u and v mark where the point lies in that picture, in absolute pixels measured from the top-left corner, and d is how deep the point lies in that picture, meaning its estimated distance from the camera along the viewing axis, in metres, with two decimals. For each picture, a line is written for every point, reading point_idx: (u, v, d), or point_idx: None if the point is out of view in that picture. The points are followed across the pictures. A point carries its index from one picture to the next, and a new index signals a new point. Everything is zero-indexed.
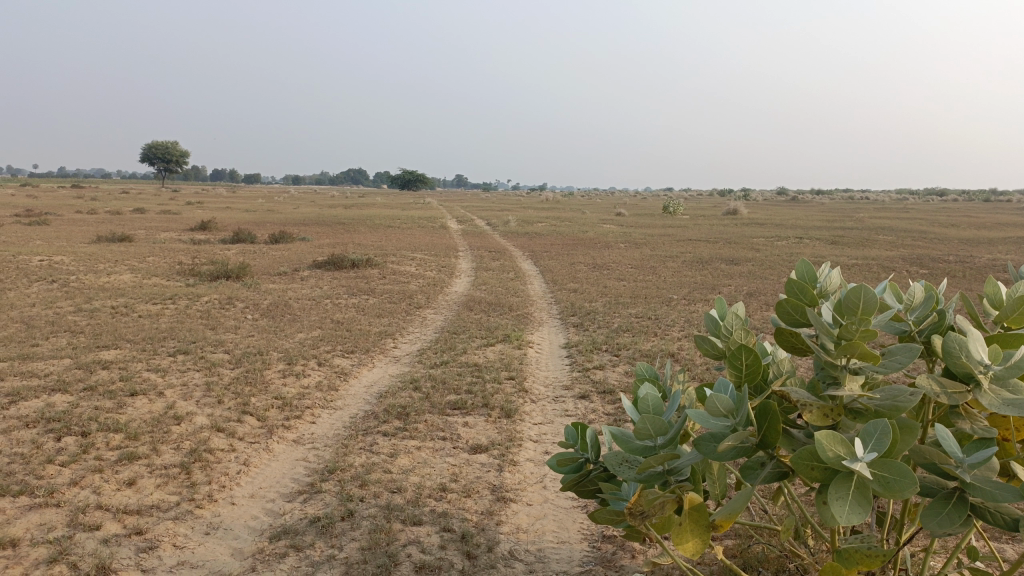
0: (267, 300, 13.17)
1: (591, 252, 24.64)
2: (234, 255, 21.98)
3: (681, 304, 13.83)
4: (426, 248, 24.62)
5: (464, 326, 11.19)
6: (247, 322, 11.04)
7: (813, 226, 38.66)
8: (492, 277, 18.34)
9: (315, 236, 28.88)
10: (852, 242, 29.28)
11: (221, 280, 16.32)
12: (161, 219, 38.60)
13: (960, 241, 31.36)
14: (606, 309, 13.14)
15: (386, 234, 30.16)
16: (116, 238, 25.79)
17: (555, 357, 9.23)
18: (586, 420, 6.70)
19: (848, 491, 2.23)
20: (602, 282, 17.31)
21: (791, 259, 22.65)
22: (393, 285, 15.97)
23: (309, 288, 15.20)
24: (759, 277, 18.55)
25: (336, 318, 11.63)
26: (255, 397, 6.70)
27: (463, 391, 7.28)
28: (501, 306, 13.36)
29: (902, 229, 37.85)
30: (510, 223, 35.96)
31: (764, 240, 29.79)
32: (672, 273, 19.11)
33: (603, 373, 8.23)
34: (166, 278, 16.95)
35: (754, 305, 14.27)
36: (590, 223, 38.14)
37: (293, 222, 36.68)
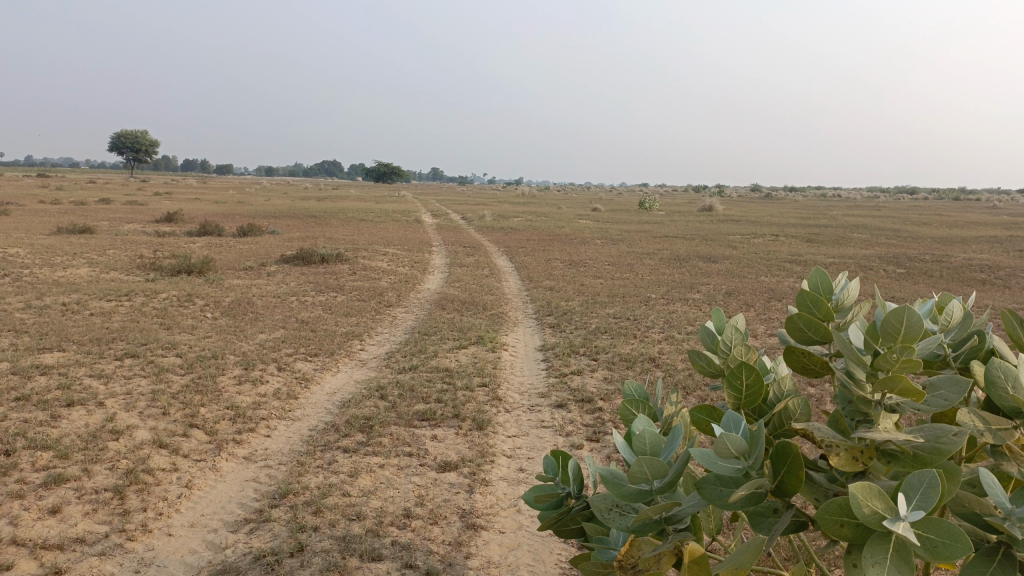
0: (229, 297, 12.56)
1: (567, 249, 24.19)
2: (199, 248, 21.21)
3: (659, 304, 13.44)
4: (399, 243, 24.01)
5: (436, 327, 10.70)
6: (206, 321, 10.44)
7: (788, 224, 38.62)
8: (465, 273, 17.82)
9: (284, 230, 28.10)
10: (828, 241, 29.18)
11: (183, 275, 15.63)
12: (125, 210, 37.45)
13: (933, 240, 31.42)
14: (583, 308, 12.71)
15: (358, 228, 29.46)
16: (75, 230, 24.84)
17: (530, 361, 8.77)
18: (564, 431, 6.26)
19: (884, 552, 1.27)
20: (579, 280, 16.89)
21: (768, 257, 22.42)
22: (363, 282, 15.39)
23: (275, 284, 14.59)
24: (737, 275, 18.24)
25: (301, 317, 11.07)
26: (205, 407, 6.16)
27: (432, 400, 6.80)
28: (474, 305, 12.86)
29: (875, 227, 37.91)
30: (485, 217, 35.39)
31: (740, 238, 29.56)
32: (650, 271, 18.71)
33: (582, 380, 7.79)
34: (125, 273, 16.21)
35: (733, 304, 13.92)
36: (566, 218, 37.70)
37: (263, 214, 35.78)
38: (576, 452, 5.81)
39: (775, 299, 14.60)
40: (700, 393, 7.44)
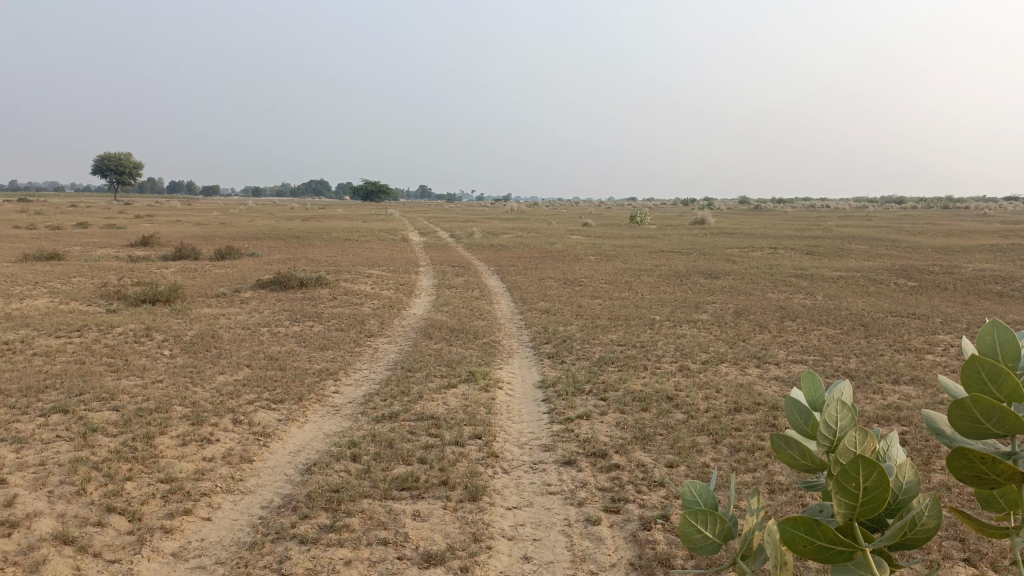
0: (192, 331, 11.36)
1: (560, 266, 23.19)
2: (172, 274, 20.10)
3: (665, 327, 12.36)
4: (385, 264, 22.93)
5: (421, 360, 9.56)
6: (161, 362, 9.27)
7: (784, 235, 37.92)
8: (454, 296, 16.73)
9: (265, 252, 26.90)
10: (827, 253, 28.37)
11: (148, 305, 14.45)
12: (100, 234, 36.03)
13: (932, 250, 30.74)
14: (584, 334, 11.61)
15: (342, 248, 28.38)
16: (42, 256, 23.58)
17: (529, 403, 7.62)
18: (575, 499, 5.12)
19: None
20: (576, 300, 15.84)
21: (771, 271, 21.49)
22: (343, 309, 14.26)
23: (247, 313, 13.41)
24: (742, 291, 17.23)
25: (271, 353, 9.90)
26: (133, 482, 5.01)
27: (415, 462, 5.66)
28: (464, 332, 11.73)
29: (871, 237, 37.27)
30: (475, 234, 34.39)
31: (737, 251, 28.68)
32: (650, 289, 17.68)
33: (591, 428, 6.67)
34: (86, 304, 14.99)
35: (745, 325, 12.86)
36: (555, 234, 36.78)
37: (244, 235, 34.69)
38: (594, 530, 4.67)
39: (788, 318, 13.57)
40: (731, 438, 6.34)
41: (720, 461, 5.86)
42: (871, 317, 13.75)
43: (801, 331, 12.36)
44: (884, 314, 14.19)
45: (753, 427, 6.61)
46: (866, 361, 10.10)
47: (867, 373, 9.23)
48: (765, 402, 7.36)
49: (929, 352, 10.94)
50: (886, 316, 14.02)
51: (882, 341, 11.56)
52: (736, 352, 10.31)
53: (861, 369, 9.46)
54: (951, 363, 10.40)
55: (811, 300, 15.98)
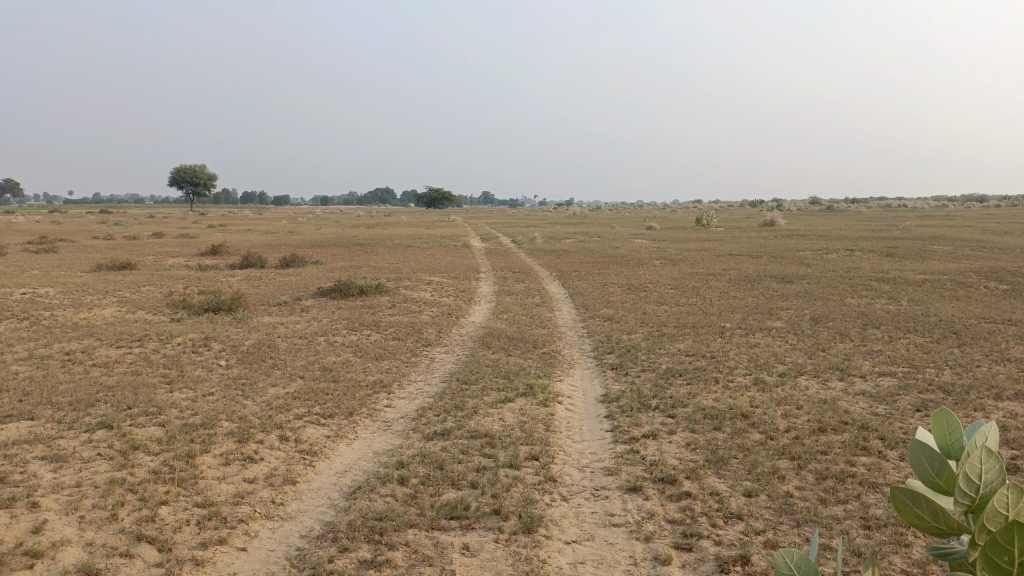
0: (250, 340, 11.24)
1: (624, 271, 22.54)
2: (237, 282, 20.28)
3: (737, 336, 11.65)
4: (446, 270, 22.70)
5: (477, 371, 9.15)
6: (215, 374, 9.11)
7: (859, 237, 36.30)
8: (514, 303, 16.31)
9: (329, 259, 27.07)
10: (908, 254, 26.83)
11: (210, 314, 14.49)
12: (173, 243, 36.98)
13: (1022, 250, 28.80)
14: (650, 343, 11.02)
15: (403, 255, 28.34)
16: (116, 266, 24.19)
17: (591, 419, 7.12)
18: (641, 532, 4.61)
19: None
20: (641, 307, 15.22)
21: (849, 275, 20.35)
22: (401, 317, 14.00)
23: (305, 322, 13.27)
24: (818, 297, 16.29)
25: (325, 364, 9.64)
26: (169, 507, 4.72)
27: (467, 487, 5.23)
28: (524, 341, 11.28)
29: (954, 238, 35.26)
30: (537, 239, 33.97)
31: (810, 253, 27.43)
32: (719, 295, 16.90)
33: (658, 449, 6.14)
34: (151, 313, 15.14)
35: (823, 333, 12.05)
36: (619, 238, 36.05)
37: (310, 243, 35.09)
38: (664, 571, 4.15)
39: (870, 326, 12.65)
40: (816, 463, 5.72)
41: (804, 490, 5.25)
42: (963, 324, 12.70)
43: (885, 340, 11.47)
44: (977, 320, 13.11)
45: (840, 450, 5.96)
46: (962, 374, 9.22)
47: (965, 387, 8.39)
48: (852, 421, 6.67)
49: None
50: (980, 322, 12.94)
51: (977, 351, 10.60)
52: (816, 364, 9.57)
53: (957, 383, 8.61)
54: None
55: (894, 306, 14.95)
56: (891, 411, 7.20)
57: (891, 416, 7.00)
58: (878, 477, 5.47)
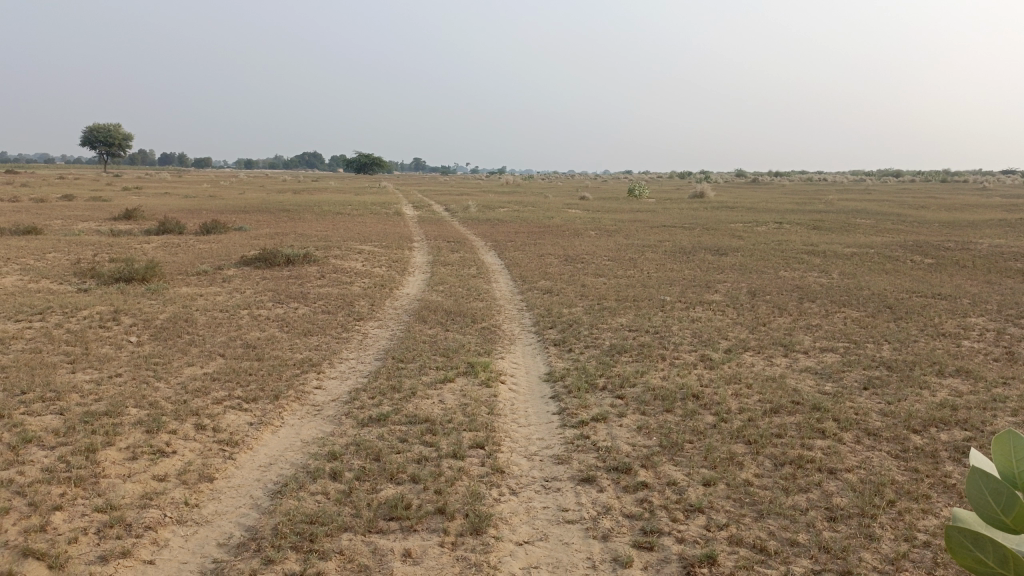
0: (166, 313, 10.42)
1: (560, 241, 22.24)
2: (153, 249, 19.06)
3: (678, 310, 11.46)
4: (378, 239, 21.93)
5: (414, 348, 8.65)
6: (125, 352, 8.34)
7: (786, 209, 36.97)
8: (450, 273, 15.81)
9: (253, 226, 25.84)
10: (834, 227, 27.41)
11: (122, 284, 13.47)
12: (84, 206, 34.80)
13: (939, 224, 29.87)
14: (591, 317, 10.72)
15: (333, 222, 27.34)
16: (19, 230, 22.47)
17: (536, 401, 6.73)
18: (597, 530, 4.26)
19: None
20: (579, 279, 14.92)
21: (781, 247, 20.57)
22: (332, 288, 13.32)
23: (228, 293, 12.45)
24: (753, 270, 16.31)
25: (249, 340, 8.96)
26: (63, 513, 4.12)
27: (406, 481, 4.77)
28: (462, 315, 10.81)
29: (874, 212, 36.30)
30: (471, 208, 33.35)
31: (742, 226, 27.78)
32: (656, 267, 16.77)
33: (609, 434, 5.80)
34: (56, 282, 13.99)
35: (762, 306, 11.97)
36: (553, 207, 35.76)
37: (232, 208, 33.53)
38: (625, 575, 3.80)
39: (807, 300, 12.66)
40: (773, 447, 5.47)
41: (763, 478, 5.00)
42: (895, 298, 12.86)
43: (823, 314, 11.47)
44: (907, 294, 13.30)
45: (795, 433, 5.74)
46: (901, 349, 9.22)
47: (907, 363, 8.35)
48: (804, 401, 6.48)
49: (965, 338, 10.07)
50: (910, 296, 13.13)
51: (912, 326, 10.68)
52: (760, 339, 9.42)
53: (898, 359, 8.59)
54: (993, 350, 9.54)
55: (827, 279, 15.07)
56: (840, 389, 7.05)
57: (841, 394, 6.85)
58: (836, 462, 5.26)
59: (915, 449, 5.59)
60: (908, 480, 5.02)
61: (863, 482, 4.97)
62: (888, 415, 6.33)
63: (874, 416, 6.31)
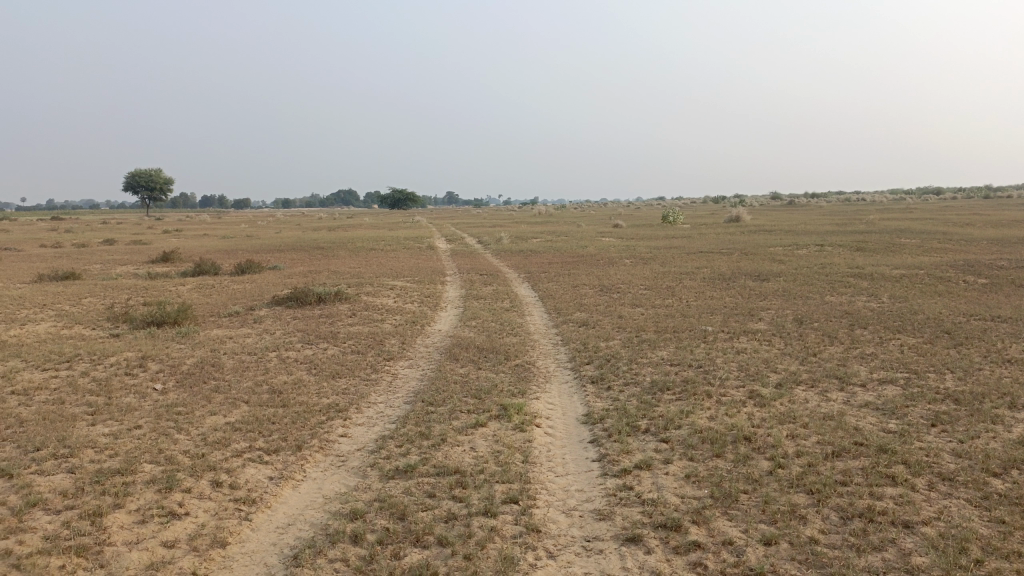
0: (193, 358, 10.20)
1: (595, 271, 21.81)
2: (188, 291, 19.09)
3: (721, 341, 10.93)
4: (410, 274, 21.73)
5: (445, 390, 8.26)
6: (149, 400, 8.09)
7: (826, 231, 36.07)
8: (483, 307, 15.47)
9: (287, 264, 25.91)
10: (878, 248, 26.53)
11: (154, 327, 13.38)
12: (124, 250, 35.36)
13: (988, 241, 28.81)
14: (630, 351, 10.25)
15: (366, 258, 27.26)
16: (59, 275, 22.75)
17: (575, 447, 6.27)
18: None
19: None
20: (616, 310, 14.45)
21: (825, 271, 19.88)
22: (362, 326, 13.05)
23: (257, 334, 12.25)
24: (797, 295, 15.66)
25: (275, 384, 8.65)
26: None
27: (434, 545, 4.35)
28: (495, 352, 10.40)
29: (918, 231, 35.21)
30: (503, 240, 33.10)
31: (781, 249, 27.09)
32: (695, 295, 16.24)
33: (654, 484, 5.32)
34: (89, 327, 13.95)
35: (810, 335, 11.38)
36: (587, 236, 35.35)
37: (267, 248, 33.77)
38: None
39: (857, 327, 12.01)
40: (838, 498, 4.94)
41: (830, 535, 4.47)
42: (952, 322, 12.13)
43: (876, 342, 10.83)
44: (964, 317, 12.56)
45: (861, 480, 5.20)
46: (965, 378, 8.56)
47: (976, 394, 7.71)
48: (868, 442, 5.92)
49: None
50: (968, 320, 12.39)
51: (974, 352, 9.98)
52: (811, 371, 8.84)
53: (965, 389, 7.95)
54: None
55: (876, 303, 14.38)
56: (905, 427, 6.47)
57: (906, 433, 6.27)
58: (912, 513, 4.71)
59: (998, 496, 5.01)
60: (995, 533, 4.46)
61: (944, 537, 4.42)
62: (962, 455, 5.74)
63: (947, 458, 5.72)
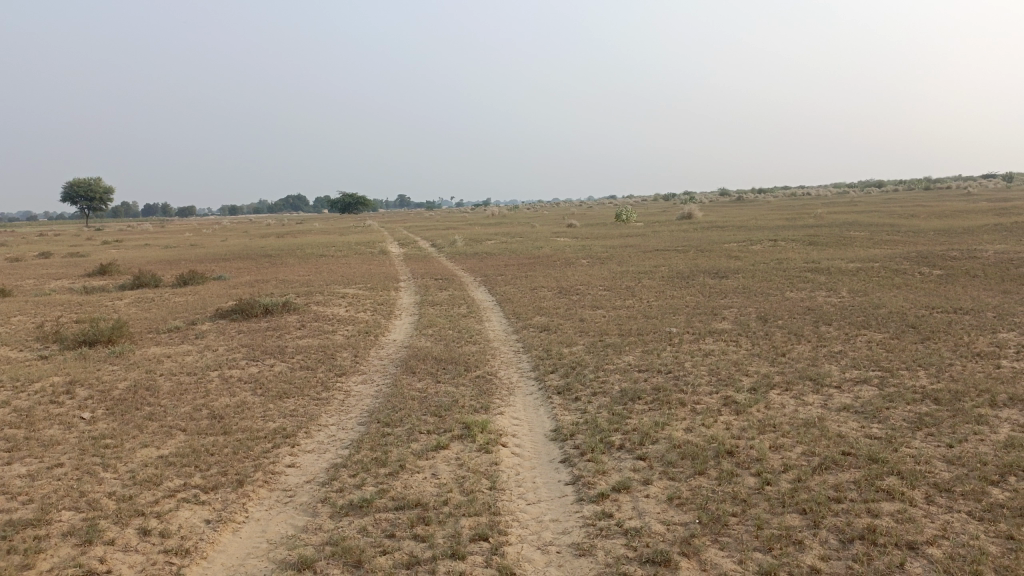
0: (127, 381, 9.43)
1: (552, 272, 21.40)
2: (125, 306, 18.06)
3: (687, 343, 10.58)
4: (362, 280, 21.01)
5: (402, 407, 7.70)
6: (75, 432, 7.36)
7: (778, 226, 36.34)
8: (438, 314, 14.91)
9: (233, 274, 24.90)
10: (830, 241, 26.71)
11: (86, 347, 12.49)
12: (58, 263, 33.70)
13: (934, 232, 29.30)
14: (595, 357, 9.82)
15: (316, 265, 26.38)
16: None
17: (546, 469, 5.78)
18: None
19: None
20: (576, 313, 14.03)
21: (781, 266, 19.82)
22: (311, 339, 12.38)
23: (198, 351, 11.48)
24: (757, 292, 15.46)
25: (216, 408, 7.96)
26: None
27: None
28: (453, 364, 9.85)
29: (865, 224, 35.68)
30: (457, 242, 32.47)
31: (735, 245, 27.08)
32: (655, 295, 15.93)
33: (636, 510, 4.87)
34: (15, 349, 12.97)
35: (776, 333, 11.12)
36: (542, 237, 34.93)
37: (212, 257, 32.55)
38: None
39: (822, 324, 11.78)
40: (835, 519, 4.55)
41: (832, 562, 4.08)
42: (915, 316, 12.00)
43: (844, 339, 10.60)
44: (926, 311, 12.44)
45: (856, 496, 4.83)
46: (939, 375, 8.33)
47: (955, 392, 7.45)
48: (856, 453, 5.57)
49: (1003, 357, 9.20)
50: (931, 313, 12.28)
51: (942, 347, 9.79)
52: (784, 373, 8.51)
53: (941, 387, 7.70)
54: None
55: (837, 298, 14.22)
56: (891, 432, 6.14)
57: (893, 439, 5.94)
58: (916, 532, 4.35)
59: (1001, 506, 4.68)
60: (1007, 551, 4.11)
61: (955, 559, 4.06)
62: (955, 462, 5.42)
63: (940, 465, 5.40)
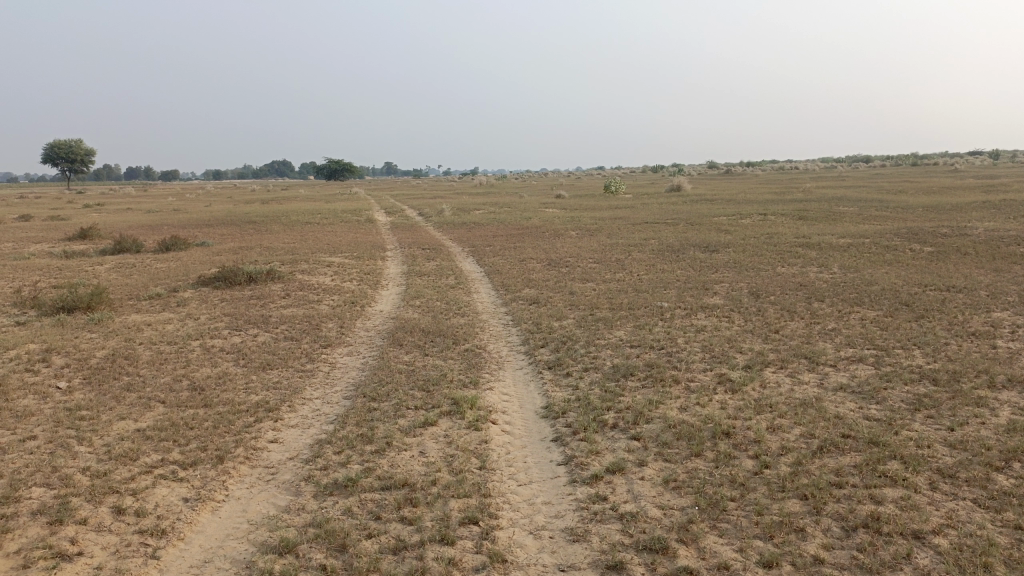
0: (105, 350, 9.15)
1: (541, 243, 21.16)
2: (105, 272, 17.66)
3: (679, 319, 10.41)
4: (348, 249, 20.67)
5: (389, 381, 7.49)
6: (49, 402, 7.10)
7: (767, 200, 36.17)
8: (425, 285, 14.65)
9: (216, 240, 24.46)
10: (820, 216, 26.60)
11: (63, 314, 12.16)
12: (37, 226, 33.02)
13: (924, 208, 29.22)
14: (586, 331, 9.63)
15: (301, 233, 25.97)
16: None
17: (538, 449, 5.61)
18: None
19: None
20: (566, 285, 13.82)
21: (772, 241, 19.67)
22: (296, 308, 12.11)
23: (179, 320, 11.19)
24: (748, 267, 15.30)
25: (196, 380, 7.72)
26: None
27: None
28: (442, 336, 9.64)
29: (855, 199, 35.57)
30: (445, 212, 32.12)
31: (725, 219, 26.92)
32: (645, 268, 15.74)
33: (631, 493, 4.71)
34: None
35: (768, 309, 10.97)
36: (530, 208, 34.60)
37: (195, 223, 31.99)
38: None
39: (815, 300, 11.65)
40: (837, 506, 4.41)
41: (836, 551, 3.94)
42: (908, 293, 11.89)
43: (837, 316, 10.46)
44: (918, 289, 12.34)
45: (857, 481, 4.70)
46: (935, 355, 8.21)
47: (952, 373, 7.33)
48: (856, 436, 5.43)
49: (998, 337, 9.10)
50: (923, 291, 12.17)
51: (937, 326, 9.68)
52: (778, 351, 8.37)
53: (938, 367, 7.57)
54: None
55: (829, 275, 14.09)
56: (889, 414, 6.02)
57: (893, 421, 5.81)
58: (920, 520, 4.21)
59: (1006, 494, 4.56)
60: (1014, 542, 3.99)
61: (961, 549, 3.93)
62: (957, 446, 5.29)
63: (942, 449, 5.27)
